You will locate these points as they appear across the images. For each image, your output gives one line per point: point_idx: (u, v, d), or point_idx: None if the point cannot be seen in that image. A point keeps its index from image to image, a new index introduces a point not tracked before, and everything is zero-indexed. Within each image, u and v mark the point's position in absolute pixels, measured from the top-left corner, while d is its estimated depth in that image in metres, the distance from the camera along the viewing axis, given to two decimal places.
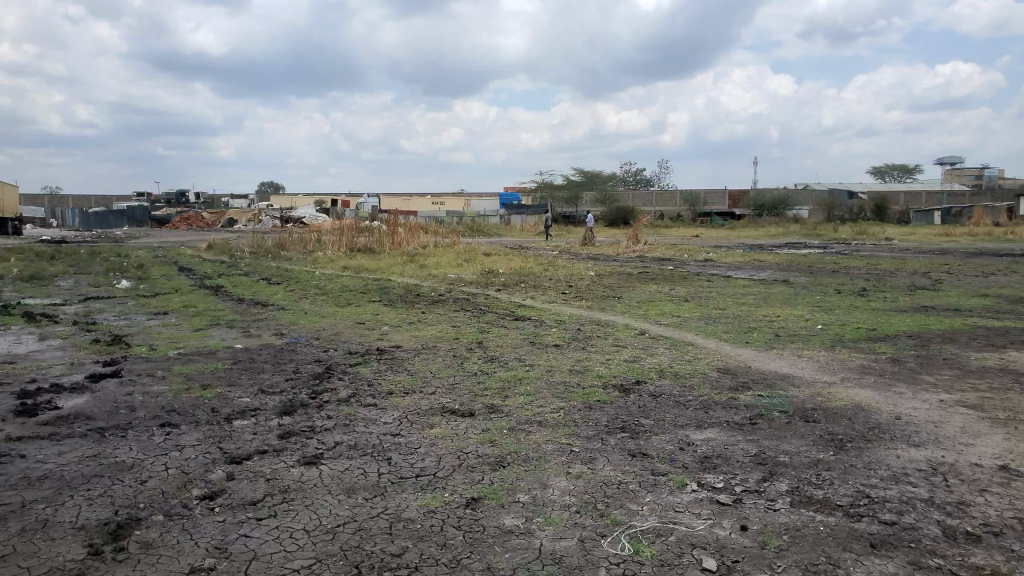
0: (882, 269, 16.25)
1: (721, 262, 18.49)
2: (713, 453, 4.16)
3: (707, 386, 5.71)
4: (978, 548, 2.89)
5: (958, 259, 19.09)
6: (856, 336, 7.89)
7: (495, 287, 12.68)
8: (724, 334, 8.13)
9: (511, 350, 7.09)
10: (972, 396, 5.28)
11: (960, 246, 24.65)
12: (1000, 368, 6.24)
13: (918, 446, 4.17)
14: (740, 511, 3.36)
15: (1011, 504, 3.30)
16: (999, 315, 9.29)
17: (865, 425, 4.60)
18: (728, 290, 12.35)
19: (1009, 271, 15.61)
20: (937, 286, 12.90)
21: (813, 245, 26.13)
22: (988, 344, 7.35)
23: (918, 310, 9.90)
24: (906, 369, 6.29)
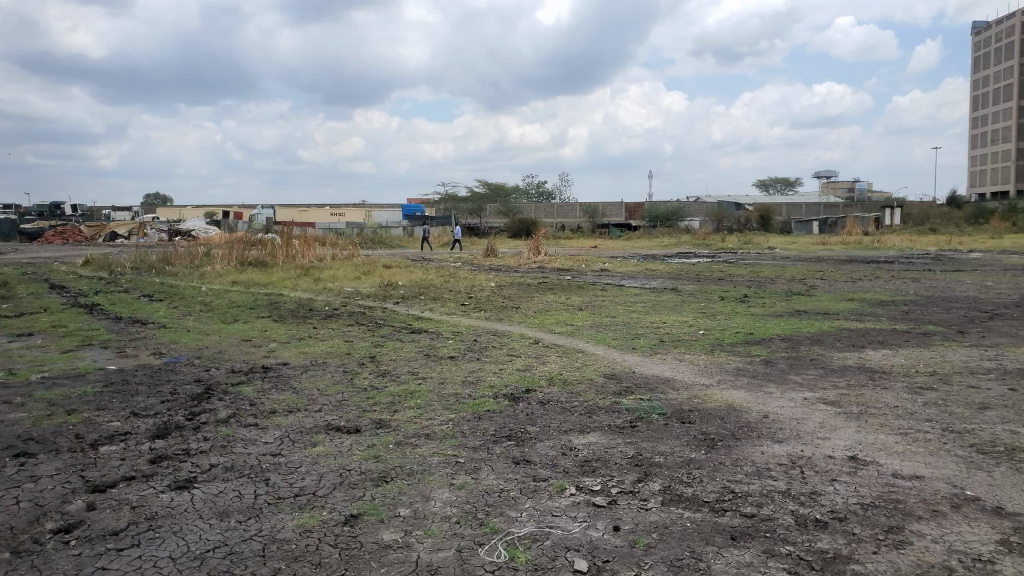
0: (763, 276, 17.19)
1: (615, 272, 19.06)
2: (593, 457, 4.29)
3: (593, 392, 5.87)
4: (824, 534, 3.12)
5: (830, 266, 20.45)
6: (734, 340, 8.32)
7: (393, 299, 12.58)
8: (614, 341, 8.38)
9: (403, 363, 7.06)
10: (832, 393, 5.67)
11: (833, 254, 26.35)
12: (859, 366, 6.73)
13: (781, 442, 4.44)
14: (614, 512, 3.48)
15: (856, 490, 3.57)
16: (862, 317, 10.02)
17: (735, 424, 4.85)
18: (620, 299, 12.72)
19: (875, 276, 16.84)
20: (812, 291, 13.75)
21: (703, 254, 27.31)
22: (851, 344, 7.92)
23: (792, 314, 10.53)
24: (776, 369, 6.69)
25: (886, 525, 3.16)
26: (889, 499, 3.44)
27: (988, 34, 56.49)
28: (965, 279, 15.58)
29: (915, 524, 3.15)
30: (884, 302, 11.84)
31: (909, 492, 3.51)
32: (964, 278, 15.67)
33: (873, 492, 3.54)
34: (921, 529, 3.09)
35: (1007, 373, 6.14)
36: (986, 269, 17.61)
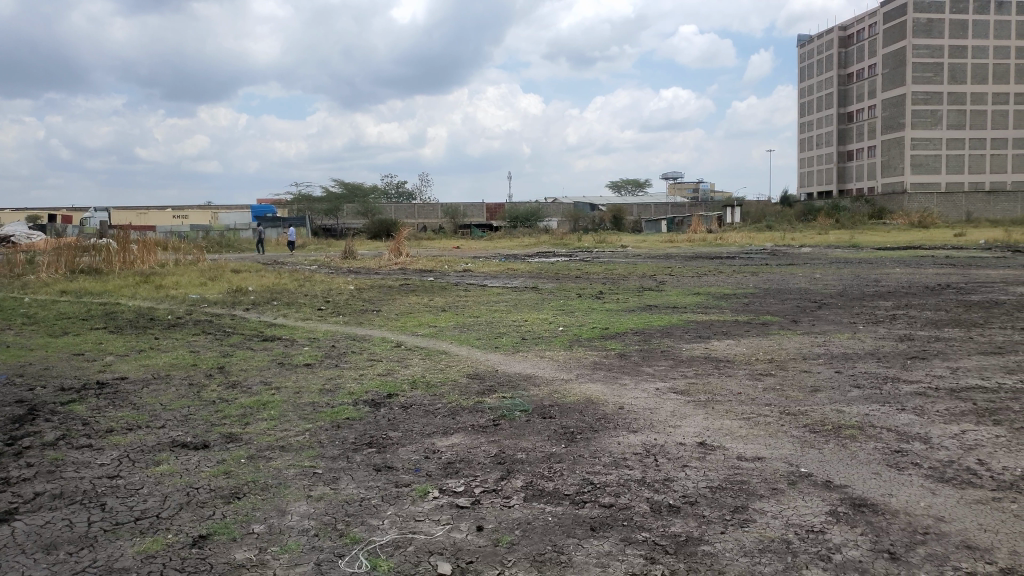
0: (617, 274, 17.86)
1: (477, 272, 19.16)
2: (456, 458, 4.26)
3: (455, 393, 5.85)
4: (677, 518, 3.26)
5: (679, 262, 21.59)
6: (592, 335, 8.58)
7: (244, 306, 12.00)
8: (476, 341, 8.41)
9: (256, 373, 6.74)
10: (682, 382, 5.98)
11: (681, 251, 27.84)
12: (706, 356, 7.11)
13: (636, 431, 4.61)
14: (478, 512, 3.48)
15: (705, 474, 3.77)
16: (707, 310, 10.64)
17: (593, 417, 4.99)
18: (482, 298, 12.78)
19: (718, 271, 17.96)
20: (662, 286, 14.46)
21: (561, 253, 28.02)
22: (699, 336, 8.35)
23: (645, 309, 11.01)
24: (631, 362, 6.95)
25: (732, 506, 3.34)
26: (735, 480, 3.65)
27: (810, 47, 61.65)
28: (797, 272, 16.89)
29: (758, 502, 3.36)
30: (727, 294, 12.66)
31: (751, 472, 3.74)
32: (796, 271, 16.98)
33: (721, 475, 3.75)
34: (763, 507, 3.30)
35: (834, 357, 6.70)
36: (814, 263, 19.20)
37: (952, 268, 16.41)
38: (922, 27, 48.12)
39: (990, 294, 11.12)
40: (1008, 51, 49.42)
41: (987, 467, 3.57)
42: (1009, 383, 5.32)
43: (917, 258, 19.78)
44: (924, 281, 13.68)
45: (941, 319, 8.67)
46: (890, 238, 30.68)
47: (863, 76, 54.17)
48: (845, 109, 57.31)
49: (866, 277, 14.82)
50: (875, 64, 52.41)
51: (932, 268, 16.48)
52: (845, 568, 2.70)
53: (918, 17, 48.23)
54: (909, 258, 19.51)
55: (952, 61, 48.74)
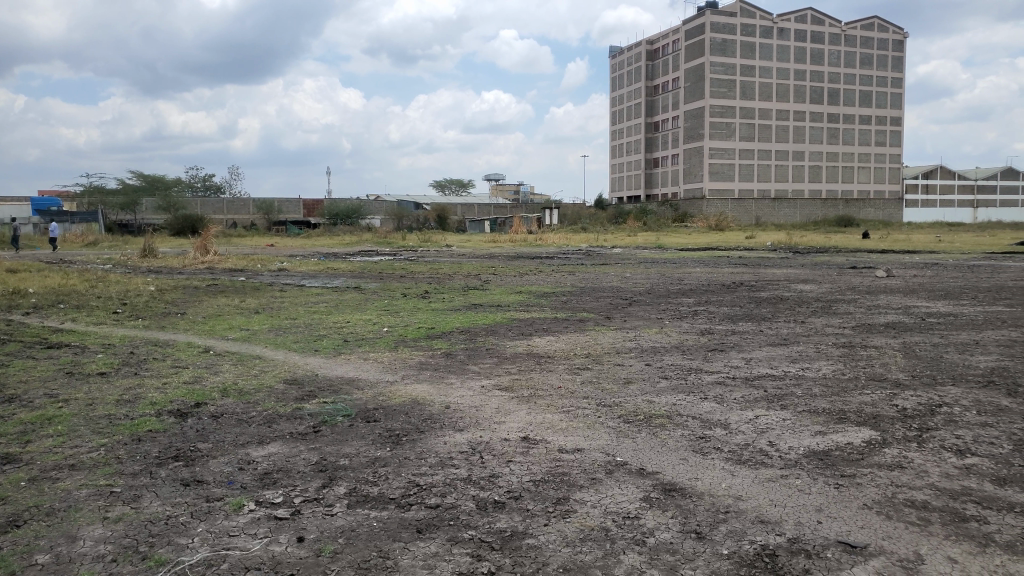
0: (441, 273, 17.91)
1: (295, 271, 18.45)
2: (274, 468, 4.04)
3: (273, 399, 5.56)
4: (503, 514, 3.30)
5: (501, 261, 22.07)
6: (416, 335, 8.51)
7: (23, 310, 10.69)
8: (294, 344, 8.06)
9: (39, 385, 6.01)
10: (506, 379, 6.08)
11: (503, 251, 28.44)
12: (528, 353, 7.30)
13: (461, 430, 4.63)
14: (298, 522, 3.31)
15: (529, 469, 3.84)
16: (528, 308, 10.93)
17: (419, 417, 4.94)
18: (299, 300, 12.28)
19: (538, 270, 18.55)
20: (485, 285, 14.66)
21: (384, 252, 27.63)
22: (521, 333, 8.56)
23: (468, 308, 11.11)
24: (456, 360, 6.97)
25: (554, 498, 3.44)
26: (557, 473, 3.76)
27: (620, 58, 65.31)
28: (610, 271, 17.83)
29: (578, 492, 3.48)
30: (547, 292, 13.10)
31: (572, 464, 3.88)
32: (609, 271, 17.93)
33: (543, 468, 3.85)
34: (583, 497, 3.42)
35: (644, 350, 7.14)
36: (627, 263, 20.36)
37: (745, 267, 18.08)
38: (718, 46, 52.58)
39: (775, 290, 12.39)
40: (789, 72, 55.28)
41: (776, 447, 3.95)
42: (793, 370, 5.94)
43: (714, 258, 21.61)
44: (721, 279, 14.96)
45: (736, 314, 9.53)
46: (690, 240, 33.35)
47: (667, 88, 58.30)
48: (652, 119, 61.33)
49: (671, 276, 15.95)
50: (678, 77, 56.57)
51: (727, 267, 18.07)
52: (659, 550, 2.86)
53: (714, 37, 52.56)
54: (708, 258, 21.27)
55: (743, 79, 53.70)
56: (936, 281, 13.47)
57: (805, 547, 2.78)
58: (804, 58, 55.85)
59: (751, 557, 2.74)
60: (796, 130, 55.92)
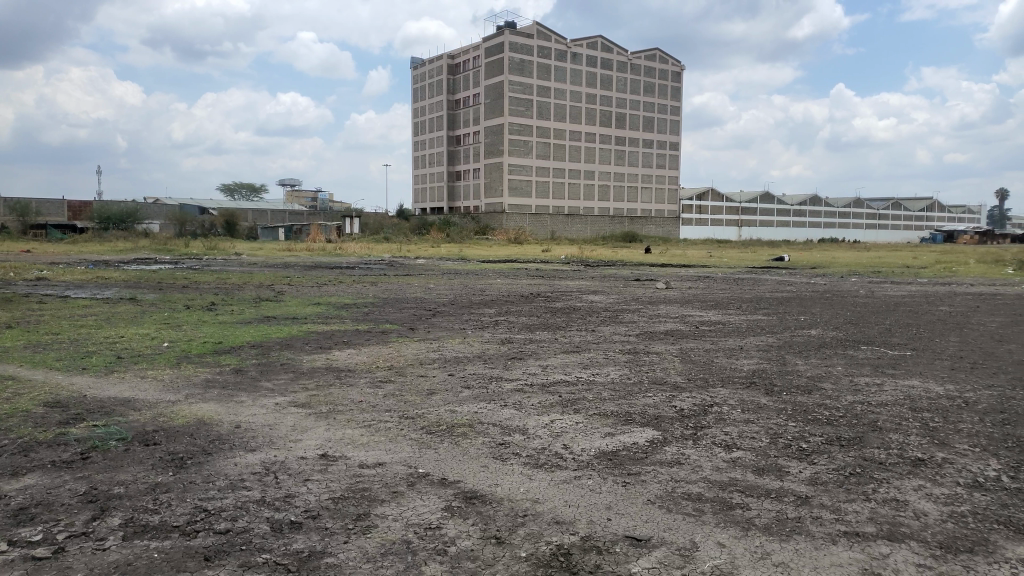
0: (231, 283, 16.90)
1: (57, 280, 16.54)
2: (32, 502, 3.57)
3: (30, 425, 4.91)
4: (300, 534, 3.16)
5: (297, 271, 21.30)
6: (202, 350, 7.95)
7: None
8: (57, 362, 7.19)
9: None
10: (303, 395, 5.84)
11: (298, 260, 27.42)
12: (326, 367, 7.07)
13: (254, 450, 4.38)
14: (62, 561, 2.95)
15: (327, 486, 3.72)
16: (326, 320, 10.62)
17: (206, 439, 4.61)
18: (63, 312, 11.01)
19: (338, 281, 18.09)
20: (279, 296, 14.05)
21: (165, 260, 25.60)
22: (319, 346, 8.29)
23: (262, 320, 10.57)
24: (247, 377, 6.59)
25: (354, 514, 3.35)
26: (357, 489, 3.67)
27: (421, 70, 65.61)
28: (411, 282, 17.83)
29: (379, 507, 3.42)
30: (346, 304, 12.83)
31: (372, 479, 3.80)
32: (410, 282, 17.93)
33: (343, 485, 3.74)
34: (384, 511, 3.37)
35: (446, 361, 7.20)
36: (428, 274, 20.47)
37: (540, 279, 18.86)
38: (516, 65, 54.58)
39: (569, 301, 13.05)
40: (581, 95, 58.72)
41: (570, 450, 4.14)
42: (585, 375, 6.28)
43: (512, 270, 22.30)
44: (518, 290, 15.49)
45: (533, 324, 9.92)
46: (488, 251, 34.27)
47: (468, 103, 59.56)
48: (453, 132, 62.29)
49: (471, 287, 16.27)
50: (478, 93, 58.00)
51: (524, 279, 18.73)
52: (460, 558, 2.88)
53: (513, 56, 54.48)
54: (507, 271, 21.93)
55: (539, 99, 56.11)
56: (706, 293, 14.89)
57: (597, 544, 2.94)
58: (594, 83, 59.59)
59: (548, 557, 2.85)
60: (588, 150, 59.48)
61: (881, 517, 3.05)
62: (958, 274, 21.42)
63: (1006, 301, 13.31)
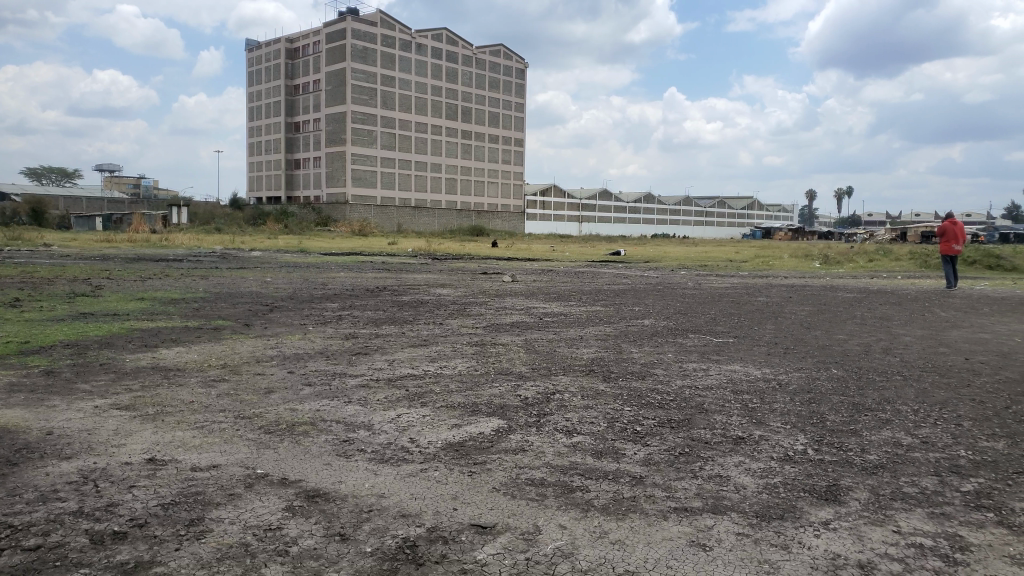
0: (38, 277, 15.28)
1: None
2: None
3: None
4: (124, 545, 2.93)
5: (117, 264, 19.62)
6: (5, 352, 7.13)
7: None
8: None
9: None
10: (126, 397, 5.40)
11: (118, 252, 25.29)
12: (153, 367, 6.59)
13: (70, 458, 4.00)
14: None
15: (155, 492, 3.47)
16: (152, 316, 9.88)
17: (12, 448, 4.16)
18: None
19: (165, 274, 16.87)
20: (97, 291, 12.90)
21: None
22: (144, 345, 7.70)
23: (77, 318, 9.66)
24: (60, 380, 6.00)
25: (186, 520, 3.16)
26: (189, 493, 3.46)
27: (258, 53, 62.55)
28: (248, 275, 16.99)
29: (214, 511, 3.25)
30: (176, 299, 12.01)
31: (207, 482, 3.60)
32: (246, 275, 17.08)
33: (173, 490, 3.51)
34: (220, 514, 3.20)
35: (286, 358, 6.93)
36: (265, 267, 19.60)
37: (386, 272, 18.60)
38: (359, 53, 53.33)
39: (415, 295, 12.95)
40: (426, 87, 58.41)
41: (417, 443, 4.13)
42: (431, 369, 6.27)
43: (356, 263, 21.85)
44: (362, 284, 15.17)
45: (379, 318, 9.77)
46: (331, 244, 33.30)
47: (308, 90, 57.46)
48: (293, 119, 59.92)
49: (313, 281, 15.75)
50: (319, 79, 56.09)
51: (369, 272, 18.41)
52: (302, 557, 2.80)
53: (356, 43, 53.16)
54: (351, 263, 21.42)
55: (383, 89, 55.19)
56: (550, 285, 15.31)
57: (443, 534, 2.96)
58: (440, 75, 59.49)
59: (394, 551, 2.82)
60: (433, 143, 59.34)
61: (706, 492, 3.29)
62: (773, 268, 23.46)
63: (812, 291, 14.74)
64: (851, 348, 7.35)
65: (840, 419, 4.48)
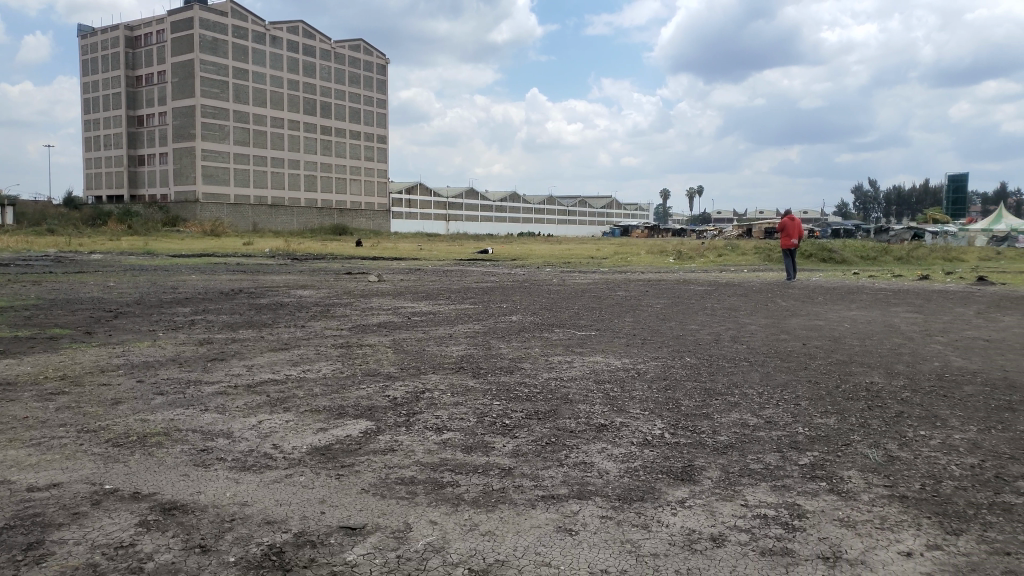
0: None
1: None
2: None
3: None
4: None
5: None
6: None
7: None
8: None
9: None
10: None
11: None
12: None
13: None
14: None
15: None
16: None
17: None
18: None
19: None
20: None
21: None
22: None
23: None
24: None
25: (26, 544, 2.90)
26: (27, 516, 3.17)
27: (93, 40, 57.90)
28: (87, 280, 15.72)
29: (56, 533, 3.00)
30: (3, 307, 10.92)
31: (46, 502, 3.32)
32: (86, 280, 15.79)
33: (8, 513, 3.21)
34: (62, 536, 2.96)
35: (135, 367, 6.49)
36: (107, 271, 18.21)
37: (243, 273, 17.81)
38: (208, 44, 50.58)
39: (275, 297, 12.48)
40: (282, 81, 56.35)
41: (280, 449, 4.00)
42: (294, 373, 6.08)
43: (211, 265, 20.78)
44: (217, 286, 14.46)
45: (237, 322, 9.34)
46: (182, 246, 31.42)
47: (152, 81, 53.83)
48: (135, 112, 55.95)
49: (162, 285, 14.79)
50: (164, 70, 52.62)
51: (224, 274, 17.55)
52: (158, 573, 2.65)
53: (204, 33, 50.39)
54: (203, 266, 20.34)
55: (235, 82, 52.66)
56: (417, 285, 15.22)
57: (311, 538, 2.89)
58: (297, 70, 57.56)
59: (259, 558, 2.73)
60: (291, 139, 57.32)
61: (572, 479, 3.40)
62: (632, 264, 24.52)
63: (667, 285, 15.55)
64: (703, 337, 7.83)
65: (694, 403, 4.77)
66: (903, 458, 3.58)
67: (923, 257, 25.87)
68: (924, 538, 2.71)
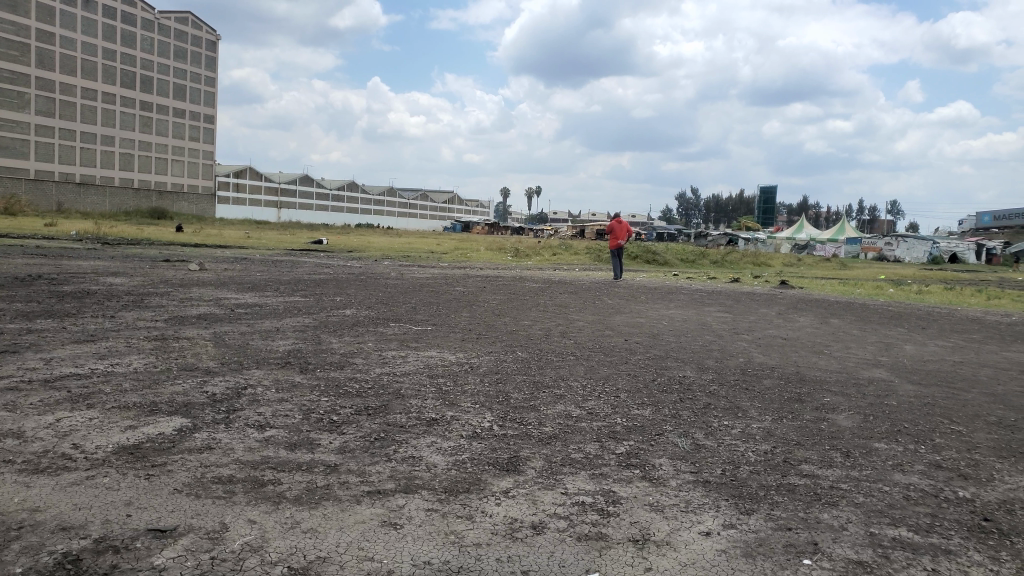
0: None
1: None
2: None
3: None
4: None
5: None
6: None
7: None
8: None
9: None
10: None
11: None
12: None
13: None
14: None
15: None
16: None
17: None
18: None
19: None
20: None
21: None
22: None
23: None
24: None
25: None
26: None
27: None
28: None
29: None
30: None
31: None
32: None
33: None
34: None
35: None
36: None
37: (43, 258, 16.10)
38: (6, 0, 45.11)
39: (81, 284, 11.38)
40: (95, 49, 51.45)
41: (81, 449, 3.67)
42: (100, 367, 5.58)
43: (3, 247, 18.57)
44: (11, 271, 12.99)
45: (33, 311, 8.42)
46: None
47: None
48: None
49: None
50: None
51: (18, 258, 15.77)
52: None
53: None
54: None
55: (40, 45, 47.38)
56: (244, 275, 14.49)
57: (113, 543, 2.67)
58: (113, 37, 52.78)
59: (51, 568, 2.49)
60: (104, 112, 52.46)
61: (399, 473, 3.40)
62: (470, 260, 24.78)
63: (503, 281, 15.85)
64: (534, 333, 8.07)
65: (522, 396, 4.91)
66: (707, 446, 3.90)
67: (735, 261, 28.21)
68: (721, 518, 2.97)
